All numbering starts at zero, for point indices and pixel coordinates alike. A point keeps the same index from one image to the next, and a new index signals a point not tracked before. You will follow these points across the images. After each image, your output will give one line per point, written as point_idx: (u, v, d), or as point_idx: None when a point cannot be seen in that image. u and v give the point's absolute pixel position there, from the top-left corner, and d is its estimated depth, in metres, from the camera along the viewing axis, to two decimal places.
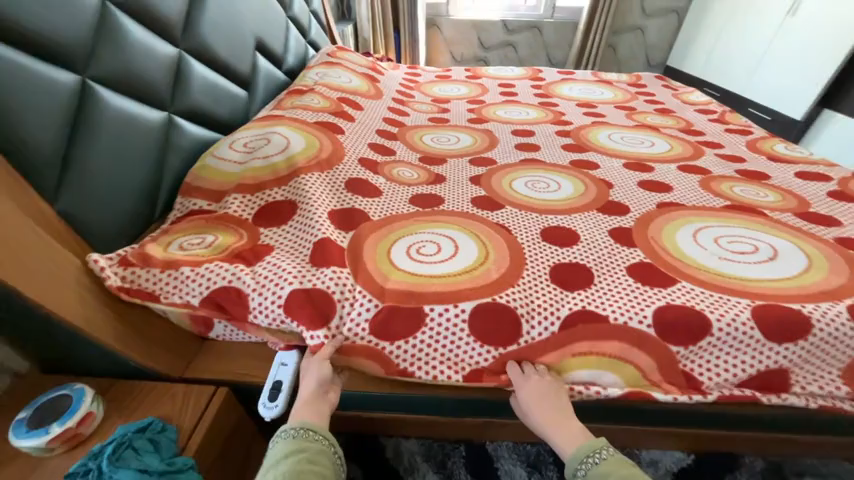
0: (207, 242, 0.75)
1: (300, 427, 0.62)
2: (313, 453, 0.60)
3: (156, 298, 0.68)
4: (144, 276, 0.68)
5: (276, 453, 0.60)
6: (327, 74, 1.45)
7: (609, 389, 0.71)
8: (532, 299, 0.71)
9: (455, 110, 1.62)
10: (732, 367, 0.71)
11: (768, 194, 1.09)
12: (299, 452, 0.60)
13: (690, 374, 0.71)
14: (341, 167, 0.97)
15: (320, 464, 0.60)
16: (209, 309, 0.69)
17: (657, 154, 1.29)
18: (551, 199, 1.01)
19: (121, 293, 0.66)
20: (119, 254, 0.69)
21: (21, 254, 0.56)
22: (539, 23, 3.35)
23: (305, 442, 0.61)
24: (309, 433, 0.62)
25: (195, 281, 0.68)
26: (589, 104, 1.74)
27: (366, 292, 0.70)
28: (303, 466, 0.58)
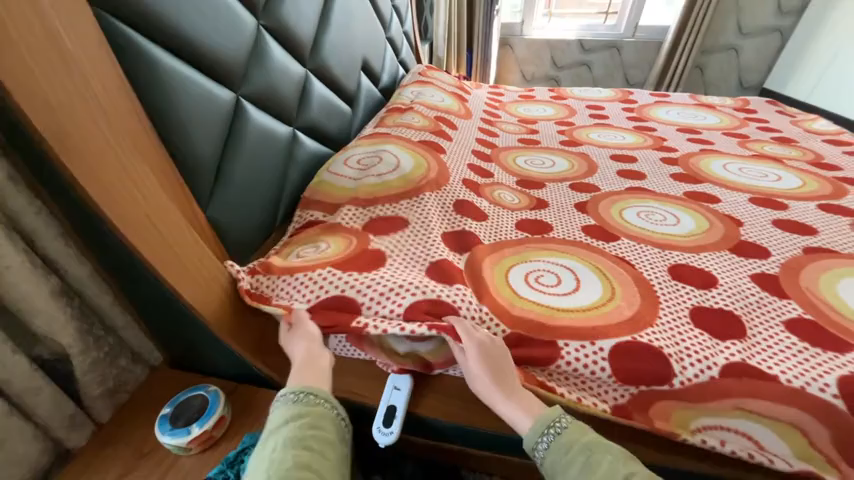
0: (320, 249, 0.76)
1: (299, 392, 0.60)
2: (314, 417, 0.58)
3: (269, 301, 0.67)
4: (266, 283, 0.69)
5: (276, 419, 0.58)
6: (422, 93, 1.48)
7: (773, 458, 0.60)
8: (681, 342, 0.64)
9: (544, 132, 1.57)
10: None
11: None
12: (301, 417, 0.58)
13: None
14: (449, 188, 0.95)
15: (323, 428, 0.58)
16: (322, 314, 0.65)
17: (787, 190, 1.14)
18: (673, 234, 0.91)
19: (247, 296, 0.67)
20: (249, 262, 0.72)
21: (184, 258, 0.60)
22: (618, 43, 3.23)
23: (307, 406, 0.59)
24: (309, 397, 0.60)
25: (309, 288, 0.67)
26: (692, 129, 1.61)
27: (494, 315, 0.66)
28: (305, 432, 0.56)
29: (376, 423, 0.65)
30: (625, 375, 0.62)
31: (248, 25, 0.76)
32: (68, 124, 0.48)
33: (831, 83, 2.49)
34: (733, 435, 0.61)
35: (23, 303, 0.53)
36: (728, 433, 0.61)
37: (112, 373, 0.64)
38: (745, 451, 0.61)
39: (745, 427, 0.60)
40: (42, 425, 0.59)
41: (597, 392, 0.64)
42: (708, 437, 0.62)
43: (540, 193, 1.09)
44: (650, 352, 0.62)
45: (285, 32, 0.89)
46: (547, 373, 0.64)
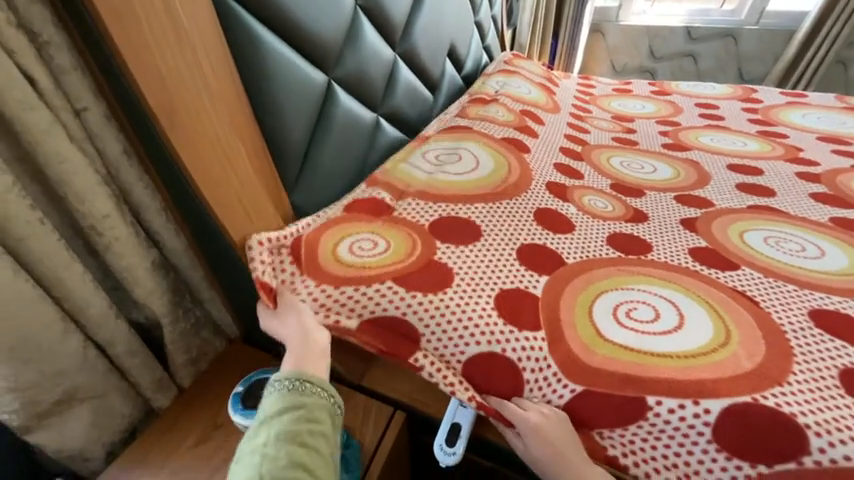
0: (378, 246, 0.69)
1: (298, 379, 0.56)
2: (314, 406, 0.55)
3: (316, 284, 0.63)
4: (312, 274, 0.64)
5: (274, 406, 0.54)
6: (507, 82, 1.38)
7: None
8: (826, 411, 0.50)
9: (643, 132, 1.39)
10: None
11: None
12: (298, 407, 0.54)
13: None
14: (530, 195, 0.84)
15: (322, 418, 0.54)
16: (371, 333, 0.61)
17: None
18: (816, 269, 0.74)
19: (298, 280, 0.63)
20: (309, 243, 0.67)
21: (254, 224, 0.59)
22: (736, 31, 2.78)
23: (307, 395, 0.55)
24: (306, 386, 0.56)
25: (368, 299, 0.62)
26: (838, 139, 1.31)
27: (561, 375, 0.57)
28: (305, 420, 0.53)
29: (437, 443, 0.60)
30: (734, 448, 0.51)
31: (345, 6, 0.74)
32: (176, 98, 0.48)
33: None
34: None
35: (126, 272, 0.56)
36: None
37: (194, 344, 0.68)
38: None
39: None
40: (133, 384, 0.63)
41: (695, 470, 0.52)
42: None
43: (639, 203, 0.95)
44: (781, 420, 0.50)
45: (379, 14, 0.85)
46: (621, 438, 0.55)
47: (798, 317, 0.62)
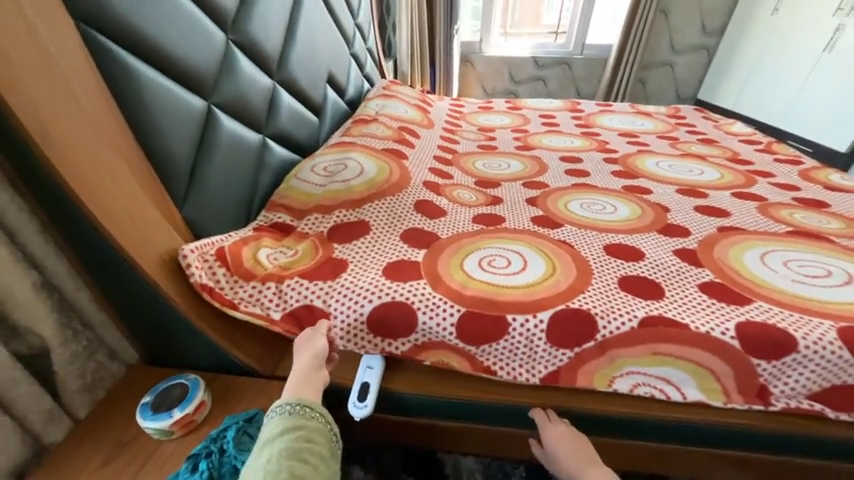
0: (290, 254, 0.79)
1: (296, 403, 0.60)
2: (309, 430, 0.59)
3: (235, 306, 0.69)
4: (226, 284, 0.70)
5: (272, 430, 0.57)
6: (386, 105, 1.58)
7: (674, 394, 0.71)
8: (606, 302, 0.72)
9: (502, 138, 1.71)
10: (808, 382, 0.69)
11: (829, 220, 1.09)
12: (297, 430, 0.58)
13: (764, 386, 0.70)
14: (409, 191, 1.01)
15: (318, 443, 0.58)
16: (288, 323, 0.71)
17: (707, 181, 1.31)
18: (610, 220, 1.04)
19: (204, 292, 0.67)
20: (215, 244, 0.72)
21: (148, 238, 0.63)
22: (568, 60, 3.51)
23: (304, 420, 0.59)
24: (304, 409, 0.60)
25: (280, 296, 0.71)
26: (632, 134, 1.80)
27: (448, 300, 0.71)
28: (301, 444, 0.57)
29: (351, 399, 0.70)
30: (561, 339, 0.69)
31: (217, 41, 0.83)
32: (55, 130, 0.53)
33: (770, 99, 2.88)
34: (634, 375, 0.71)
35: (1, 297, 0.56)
36: (644, 377, 0.71)
37: (89, 368, 0.67)
38: (650, 391, 0.71)
39: (662, 371, 0.70)
40: (17, 420, 0.60)
41: (538, 360, 0.71)
42: (623, 382, 0.71)
43: (497, 191, 1.19)
44: (583, 315, 0.70)
45: (253, 47, 0.95)
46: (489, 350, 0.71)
47: (596, 251, 0.88)
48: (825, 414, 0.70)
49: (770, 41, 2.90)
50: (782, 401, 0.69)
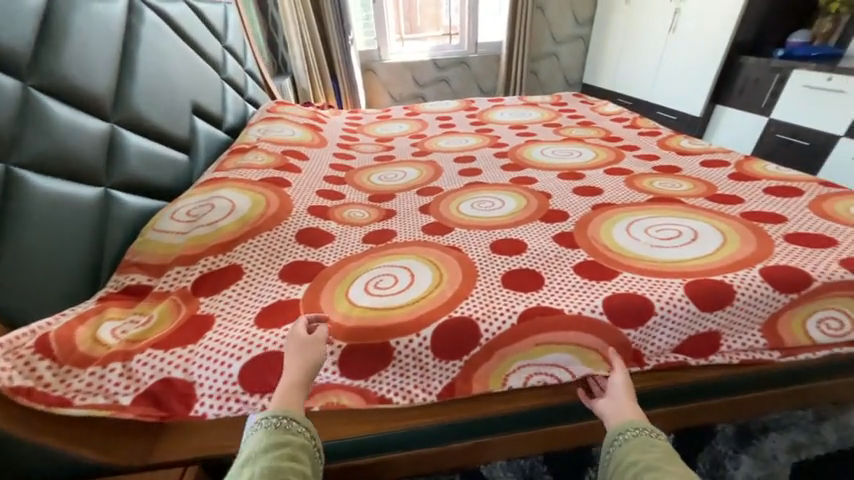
0: (143, 322, 0.69)
1: (282, 416, 0.60)
2: (293, 448, 0.58)
3: (67, 404, 0.59)
4: (56, 381, 0.59)
5: (257, 443, 0.57)
6: (269, 129, 1.50)
7: (563, 375, 0.75)
8: (489, 303, 0.74)
9: (399, 147, 1.70)
10: (671, 338, 0.76)
11: (681, 183, 1.23)
12: (281, 447, 0.57)
13: (638, 350, 0.76)
14: (290, 221, 0.96)
15: (302, 462, 0.57)
16: (144, 406, 0.62)
17: (584, 162, 1.43)
18: (497, 216, 1.07)
19: (23, 398, 0.56)
20: (35, 331, 0.60)
21: None
22: (465, 59, 3.65)
23: (289, 436, 0.58)
24: (289, 424, 0.60)
25: (130, 376, 0.62)
26: (521, 125, 1.91)
27: (329, 338, 0.68)
28: (284, 463, 0.56)
29: None
30: (443, 352, 0.70)
31: (8, 89, 0.69)
32: None
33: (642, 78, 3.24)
34: (525, 368, 0.73)
35: None
36: (533, 368, 0.74)
37: None
38: (542, 380, 0.75)
39: (544, 359, 0.73)
40: None
41: (431, 378, 0.71)
42: (516, 377, 0.74)
43: (391, 203, 1.18)
44: (463, 323, 0.70)
45: (71, 87, 0.83)
46: (379, 381, 0.69)
47: (483, 251, 0.90)
48: (689, 362, 0.79)
49: (632, 25, 3.27)
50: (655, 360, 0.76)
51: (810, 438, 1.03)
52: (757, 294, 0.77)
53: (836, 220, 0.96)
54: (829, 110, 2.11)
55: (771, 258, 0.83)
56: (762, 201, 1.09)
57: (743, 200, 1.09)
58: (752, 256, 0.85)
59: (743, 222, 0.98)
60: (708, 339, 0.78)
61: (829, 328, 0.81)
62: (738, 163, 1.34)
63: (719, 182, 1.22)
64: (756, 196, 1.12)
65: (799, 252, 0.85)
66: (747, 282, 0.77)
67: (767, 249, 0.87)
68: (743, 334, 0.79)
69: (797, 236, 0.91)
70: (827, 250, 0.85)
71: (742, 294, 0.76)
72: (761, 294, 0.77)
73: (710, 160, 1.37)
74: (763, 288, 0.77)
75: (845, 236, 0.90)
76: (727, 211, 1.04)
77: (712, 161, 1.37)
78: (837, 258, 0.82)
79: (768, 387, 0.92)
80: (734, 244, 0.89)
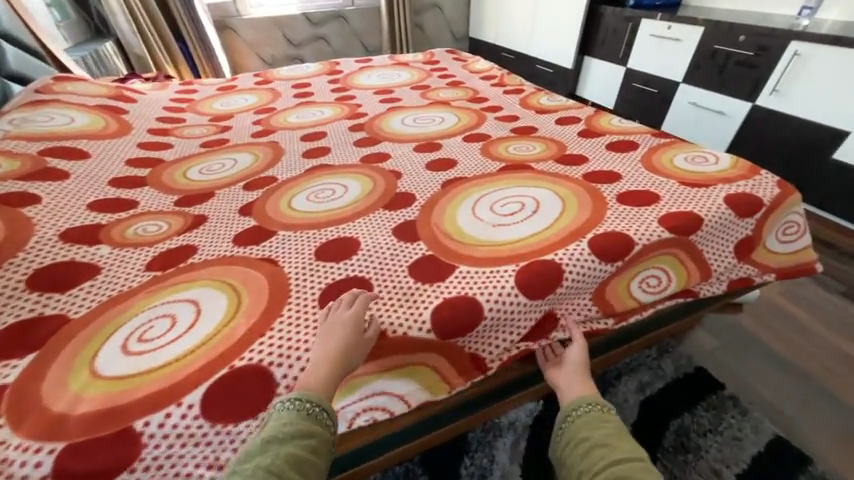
0: None
1: (317, 405, 0.56)
2: (318, 442, 0.55)
3: None
4: None
5: (281, 427, 0.54)
6: (29, 120, 1.13)
7: (397, 408, 0.67)
8: (292, 336, 0.60)
9: (238, 126, 1.41)
10: (510, 335, 0.71)
11: (534, 145, 1.19)
12: (310, 438, 0.54)
13: (478, 356, 0.71)
14: (23, 257, 0.71)
15: (321, 456, 0.56)
16: None
17: (445, 130, 1.31)
18: (331, 208, 0.91)
19: None
20: None
21: None
22: (342, 13, 3.28)
23: (317, 427, 0.56)
24: (320, 413, 0.56)
25: None
26: (387, 90, 1.72)
27: (35, 441, 0.49)
28: (308, 454, 0.54)
29: None
30: (219, 413, 0.54)
31: None
32: None
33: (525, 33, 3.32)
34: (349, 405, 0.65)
35: None
36: (360, 404, 0.66)
37: None
38: (370, 418, 0.67)
39: (365, 388, 0.66)
40: None
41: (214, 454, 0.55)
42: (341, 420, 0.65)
43: (202, 206, 0.94)
44: (246, 372, 0.56)
45: None
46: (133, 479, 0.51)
47: (304, 260, 0.75)
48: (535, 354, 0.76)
49: None
50: (497, 362, 0.71)
51: (653, 373, 1.13)
52: (585, 267, 0.74)
53: (661, 173, 0.99)
54: (671, 58, 2.28)
55: (602, 224, 0.81)
56: (604, 159, 1.09)
57: (588, 160, 1.09)
58: (587, 223, 0.82)
59: (584, 184, 0.97)
60: (548, 325, 0.76)
61: (654, 286, 0.84)
62: (588, 118, 1.34)
63: (570, 141, 1.21)
64: (600, 154, 1.12)
65: (627, 213, 0.85)
66: (576, 256, 0.74)
67: (600, 213, 0.85)
68: (577, 307, 0.78)
69: (627, 194, 0.92)
70: (652, 207, 0.86)
71: (570, 272, 0.73)
72: (592, 268, 0.74)
73: (565, 117, 1.35)
74: (592, 259, 0.74)
75: (667, 189, 0.92)
76: (571, 174, 1.02)
77: (567, 118, 1.36)
78: (657, 215, 0.83)
79: (610, 344, 0.96)
80: (573, 211, 0.86)
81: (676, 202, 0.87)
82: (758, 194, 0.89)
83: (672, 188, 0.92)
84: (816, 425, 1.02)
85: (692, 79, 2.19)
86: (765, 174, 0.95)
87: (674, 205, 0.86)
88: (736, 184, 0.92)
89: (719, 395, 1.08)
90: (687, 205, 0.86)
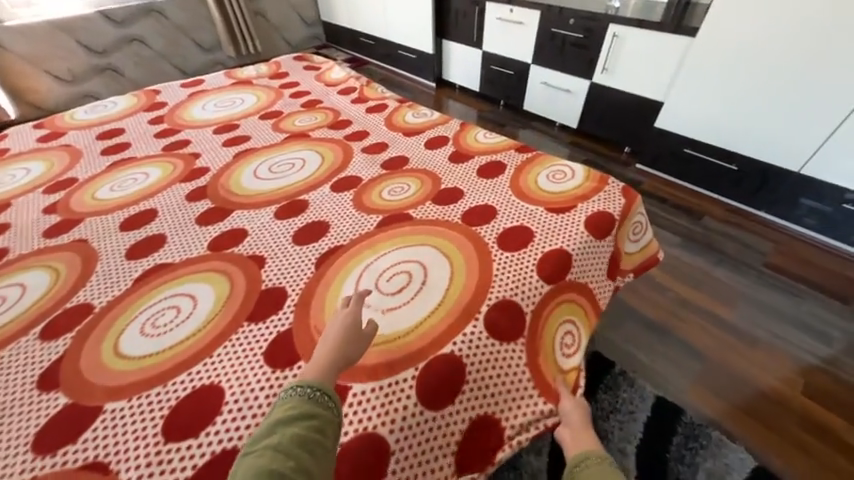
0: None
1: (316, 389, 0.58)
2: (323, 422, 0.55)
3: None
4: None
5: (285, 410, 0.56)
6: None
7: None
8: None
9: (19, 222, 1.04)
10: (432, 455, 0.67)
11: (408, 183, 1.12)
12: (311, 419, 0.55)
13: None
14: None
15: (328, 437, 0.55)
16: None
17: (308, 178, 1.16)
18: (180, 341, 0.73)
19: None
20: None
21: None
22: None
23: (319, 408, 0.57)
24: (321, 397, 0.58)
25: None
26: (230, 126, 1.45)
27: None
28: (313, 433, 0.54)
29: None
30: None
31: None
32: None
33: (381, 18, 3.19)
34: None
35: None
36: None
37: None
38: None
39: None
40: None
41: None
42: None
43: None
44: None
45: None
46: None
47: (151, 448, 0.59)
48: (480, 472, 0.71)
49: None
50: None
51: None
52: (485, 350, 0.73)
53: (530, 199, 1.02)
54: (518, 40, 2.39)
55: (487, 286, 0.81)
56: (479, 190, 1.08)
57: (464, 194, 1.07)
58: (475, 289, 0.80)
59: (465, 230, 0.94)
60: (478, 430, 0.73)
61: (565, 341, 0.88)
62: (456, 137, 1.32)
63: (442, 170, 1.17)
64: (473, 184, 1.11)
65: (507, 262, 0.85)
66: (472, 341, 0.73)
67: (484, 269, 0.84)
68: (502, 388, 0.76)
69: (505, 235, 0.92)
70: (528, 248, 0.88)
71: (472, 362, 0.72)
72: (494, 350, 0.74)
73: (433, 139, 1.31)
74: (489, 340, 0.74)
75: (538, 221, 0.95)
76: (451, 218, 0.99)
77: (436, 140, 1.31)
78: (534, 261, 0.85)
79: None
80: (460, 273, 0.83)
81: (548, 237, 0.90)
82: (611, 209, 0.98)
83: (542, 218, 0.96)
84: (679, 375, 1.24)
85: (539, 60, 2.35)
86: (612, 182, 1.06)
87: (546, 241, 0.89)
88: (592, 201, 0.99)
89: (612, 374, 1.24)
90: (557, 239, 0.90)
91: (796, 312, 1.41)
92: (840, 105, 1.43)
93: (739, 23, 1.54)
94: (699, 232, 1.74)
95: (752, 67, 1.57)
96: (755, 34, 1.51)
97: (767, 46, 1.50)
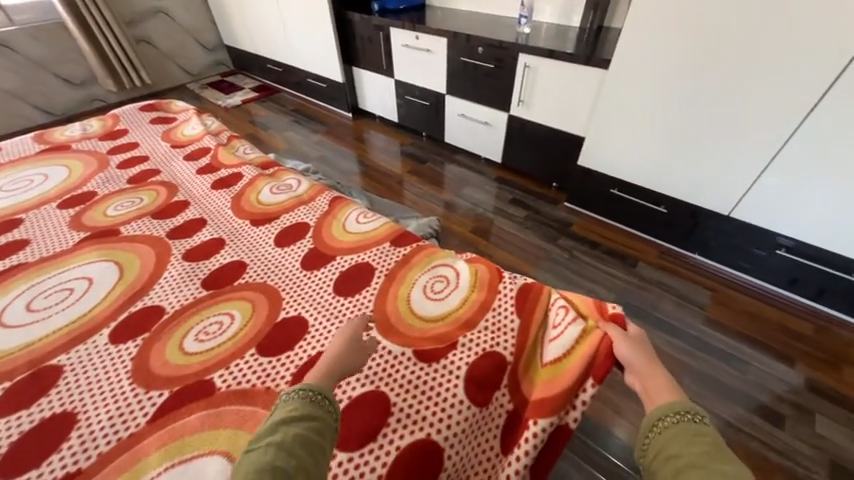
0: None
1: (319, 392, 0.53)
2: (322, 423, 0.50)
3: None
4: None
5: (288, 409, 0.51)
6: None
7: None
8: None
9: None
10: None
11: (230, 313, 0.78)
12: (311, 419, 0.50)
13: None
14: None
15: (328, 440, 0.49)
16: None
17: (84, 317, 0.78)
18: None
19: None
20: None
21: None
22: None
23: (320, 410, 0.51)
24: (321, 398, 0.53)
25: None
26: (7, 223, 1.03)
27: None
28: (314, 435, 0.49)
29: None
30: None
31: None
32: None
33: (284, 44, 2.85)
34: None
35: None
36: None
37: None
38: None
39: None
40: None
41: None
42: None
43: None
44: None
45: None
46: None
47: None
48: None
49: None
50: None
51: None
52: None
53: (395, 335, 0.73)
54: (429, 69, 2.14)
55: None
56: (328, 321, 0.76)
57: (305, 330, 0.74)
58: None
59: None
60: None
61: None
62: (318, 224, 1.00)
63: (286, 284, 0.84)
64: (323, 307, 0.79)
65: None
66: None
67: None
68: None
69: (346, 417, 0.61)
70: (377, 442, 0.58)
71: None
72: None
73: (287, 230, 0.98)
74: None
75: (401, 379, 0.66)
76: (273, 386, 0.65)
77: (291, 230, 0.99)
78: (381, 471, 0.56)
79: None
80: None
81: (409, 412, 0.62)
82: (501, 344, 0.71)
83: (406, 372, 0.67)
84: None
85: (453, 90, 2.11)
86: (504, 291, 0.80)
87: (407, 421, 0.61)
88: (479, 332, 0.73)
89: None
90: (421, 418, 0.61)
91: (743, 384, 1.23)
92: (766, 144, 1.27)
93: (652, 54, 1.35)
94: (634, 285, 1.55)
95: (667, 103, 1.39)
96: (668, 68, 1.34)
97: (681, 81, 1.33)
